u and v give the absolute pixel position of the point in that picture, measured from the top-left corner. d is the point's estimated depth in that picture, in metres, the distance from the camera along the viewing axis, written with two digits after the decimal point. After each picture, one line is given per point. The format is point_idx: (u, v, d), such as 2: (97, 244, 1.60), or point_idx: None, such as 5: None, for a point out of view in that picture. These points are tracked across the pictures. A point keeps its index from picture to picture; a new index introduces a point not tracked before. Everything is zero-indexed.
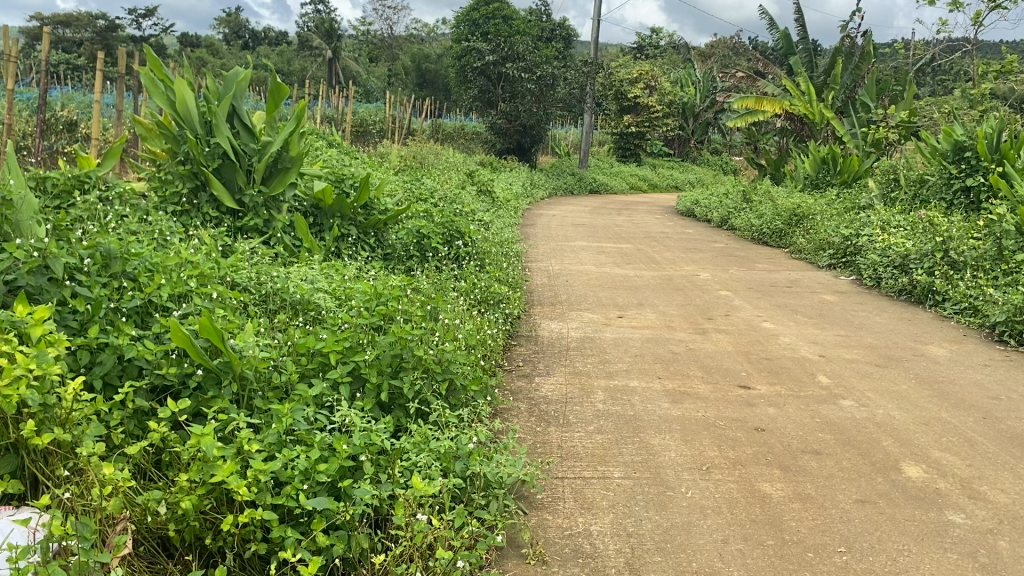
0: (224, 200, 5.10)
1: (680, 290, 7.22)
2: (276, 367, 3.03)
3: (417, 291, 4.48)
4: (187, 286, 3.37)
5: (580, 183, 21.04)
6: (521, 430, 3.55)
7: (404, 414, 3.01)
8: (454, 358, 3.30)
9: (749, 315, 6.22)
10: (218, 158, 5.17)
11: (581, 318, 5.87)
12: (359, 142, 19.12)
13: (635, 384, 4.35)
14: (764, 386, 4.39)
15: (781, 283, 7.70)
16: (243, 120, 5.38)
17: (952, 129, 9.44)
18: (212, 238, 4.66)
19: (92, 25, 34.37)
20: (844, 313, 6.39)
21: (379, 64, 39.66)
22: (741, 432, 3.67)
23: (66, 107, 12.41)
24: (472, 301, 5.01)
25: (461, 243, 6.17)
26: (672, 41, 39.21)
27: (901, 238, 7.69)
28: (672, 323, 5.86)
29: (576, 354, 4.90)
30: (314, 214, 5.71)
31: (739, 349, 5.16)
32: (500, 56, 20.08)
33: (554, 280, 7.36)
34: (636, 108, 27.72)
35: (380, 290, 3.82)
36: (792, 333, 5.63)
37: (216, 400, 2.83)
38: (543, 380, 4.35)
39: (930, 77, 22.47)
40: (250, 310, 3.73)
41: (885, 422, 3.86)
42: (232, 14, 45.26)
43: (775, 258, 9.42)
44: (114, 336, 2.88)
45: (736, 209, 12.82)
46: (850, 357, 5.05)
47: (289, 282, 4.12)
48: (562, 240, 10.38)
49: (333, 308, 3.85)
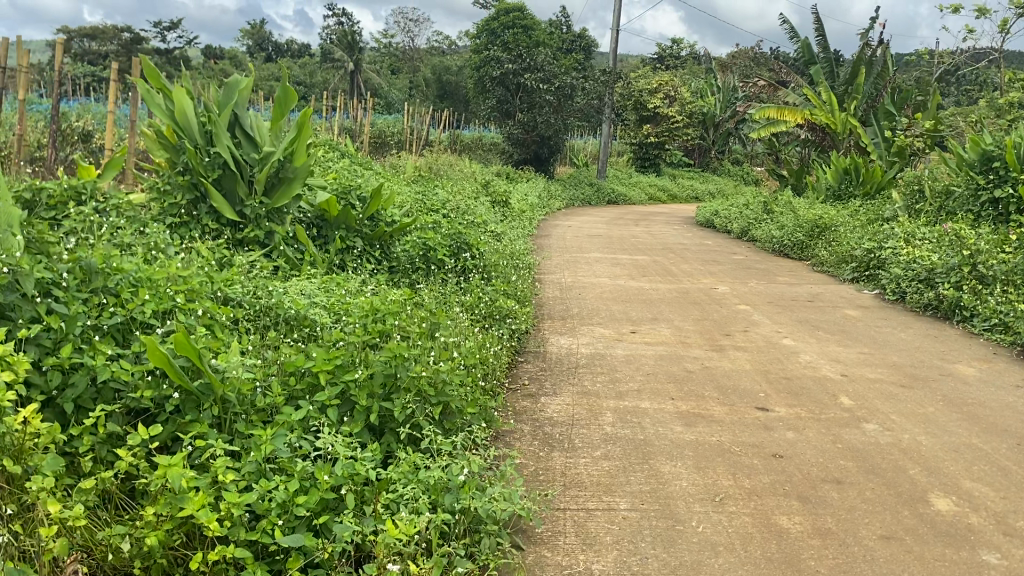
0: (223, 212, 4.94)
1: (697, 304, 7.00)
2: (260, 388, 2.86)
3: (419, 306, 4.30)
4: (172, 302, 3.21)
5: (599, 194, 20.86)
6: (523, 455, 3.36)
7: (395, 439, 2.82)
8: (450, 378, 3.10)
9: (767, 330, 5.99)
10: (218, 168, 4.99)
11: (593, 333, 5.67)
12: (376, 153, 19.06)
13: (646, 405, 4.14)
14: (783, 408, 4.17)
15: (802, 297, 7.46)
16: (244, 129, 5.21)
17: (979, 139, 9.17)
18: (209, 251, 4.52)
19: (116, 37, 34.61)
20: (867, 329, 6.15)
21: (400, 75, 39.67)
22: (758, 459, 3.46)
23: (81, 117, 12.37)
24: (474, 317, 4.81)
25: (469, 256, 5.98)
26: (692, 52, 38.93)
27: (926, 252, 7.44)
28: (688, 339, 5.64)
29: (585, 371, 4.70)
30: (319, 226, 5.55)
31: (757, 368, 4.94)
32: (520, 66, 20.03)
33: (566, 293, 7.17)
34: (655, 118, 27.46)
35: (376, 305, 3.64)
36: (812, 351, 5.40)
37: (194, 424, 2.66)
38: (549, 400, 4.15)
39: (954, 86, 22.11)
40: (240, 326, 3.57)
41: (912, 448, 3.63)
42: (254, 26, 45.48)
43: (796, 271, 9.18)
44: (89, 356, 2.72)
45: (756, 220, 12.58)
46: (873, 376, 4.82)
47: (286, 296, 3.95)
48: (576, 251, 10.19)
49: (328, 324, 3.67)
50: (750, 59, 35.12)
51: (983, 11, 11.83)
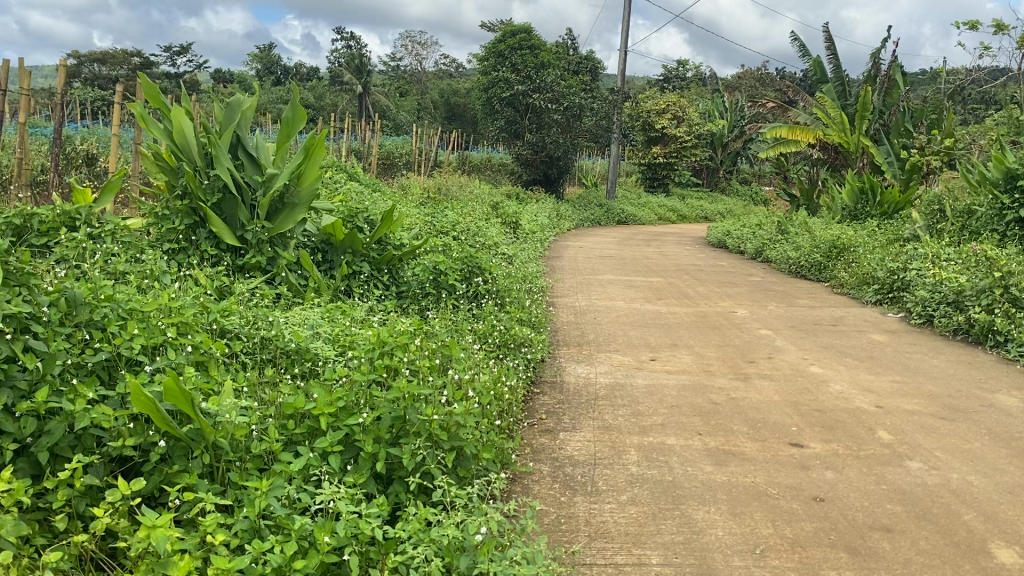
0: (224, 237, 4.69)
1: (717, 328, 6.73)
2: (256, 432, 2.62)
3: (429, 336, 4.04)
4: (163, 336, 2.99)
5: (609, 215, 20.63)
6: (543, 501, 3.09)
7: (403, 489, 2.56)
8: (465, 421, 2.81)
9: (793, 357, 5.72)
10: (218, 192, 4.74)
11: (611, 362, 5.41)
12: (384, 175, 18.92)
13: (672, 442, 3.87)
14: (818, 443, 3.90)
15: (825, 321, 7.19)
16: (247, 150, 4.97)
17: (1003, 155, 8.87)
18: (207, 278, 4.30)
19: (127, 62, 34.65)
20: (897, 356, 5.86)
21: (407, 97, 39.63)
22: (798, 503, 3.19)
23: (85, 140, 12.22)
24: (483, 347, 4.51)
25: (481, 280, 5.70)
26: (699, 72, 38.90)
27: (953, 273, 7.15)
28: (710, 367, 5.37)
29: (605, 404, 4.43)
30: (324, 250, 5.31)
31: (786, 399, 4.67)
32: (528, 87, 19.87)
33: (581, 317, 6.91)
34: (664, 138, 27.23)
35: (383, 337, 3.38)
36: (843, 380, 5.12)
37: (183, 474, 2.42)
38: (569, 437, 3.89)
39: (963, 105, 21.90)
40: (236, 364, 3.32)
41: (963, 491, 3.35)
42: (261, 48, 45.49)
43: (816, 293, 8.91)
44: (69, 399, 2.48)
45: (771, 240, 12.30)
46: (910, 408, 4.54)
47: (287, 329, 3.70)
48: (589, 273, 9.94)
49: (333, 358, 3.42)
50: (756, 79, 34.95)
51: (1001, 26, 11.57)
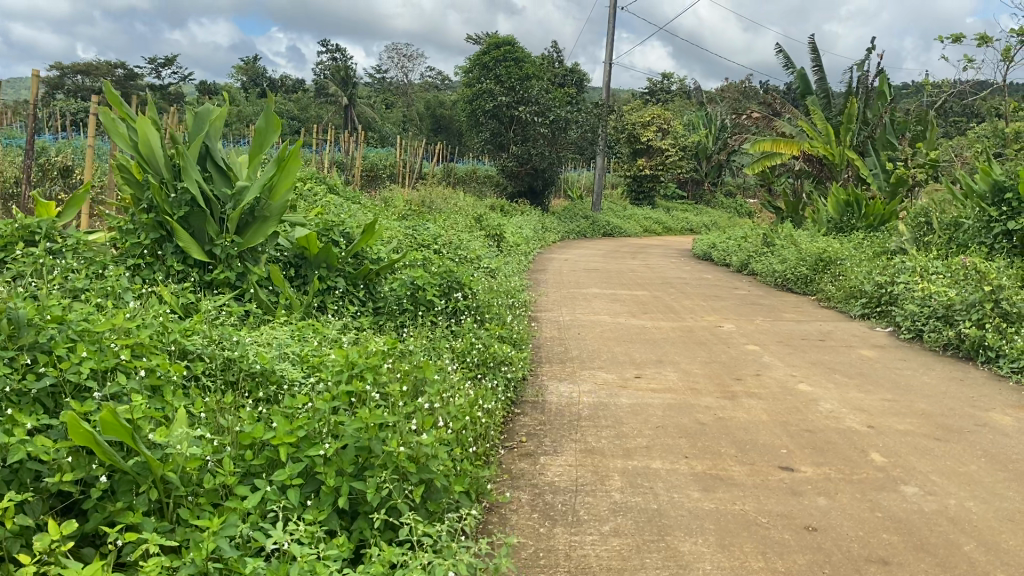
0: (191, 252, 4.48)
1: (703, 344, 6.57)
2: (209, 465, 2.45)
3: (403, 356, 3.87)
4: (116, 359, 2.80)
5: (594, 227, 20.52)
6: (520, 534, 2.92)
7: (368, 526, 2.40)
8: (436, 450, 2.65)
9: (781, 374, 5.56)
10: (185, 205, 4.54)
11: (595, 379, 5.23)
12: (368, 186, 18.73)
13: (658, 466, 3.71)
14: (808, 467, 3.74)
15: (813, 336, 7.05)
16: (216, 162, 4.79)
17: (991, 168, 8.78)
18: (172, 295, 4.13)
19: (109, 74, 34.29)
20: (887, 373, 5.71)
21: (392, 109, 39.49)
22: (790, 533, 3.03)
23: (61, 152, 11.97)
24: (459, 367, 4.32)
25: (460, 296, 5.52)
26: (683, 85, 38.97)
27: (942, 286, 7.03)
28: (696, 384, 5.21)
29: (587, 425, 4.26)
30: (297, 265, 5.14)
31: (775, 419, 4.51)
32: (513, 99, 19.75)
33: (565, 333, 6.74)
34: (649, 151, 27.18)
35: (352, 358, 3.21)
36: (832, 398, 4.96)
37: (128, 512, 2.25)
38: (550, 461, 3.72)
39: (945, 118, 21.95)
40: (196, 388, 3.14)
41: (962, 518, 3.20)
42: (246, 61, 45.35)
43: (803, 307, 8.78)
44: (4, 432, 2.30)
45: (757, 253, 12.19)
46: (903, 428, 4.39)
47: (252, 349, 3.53)
48: (573, 287, 9.77)
49: (299, 381, 3.25)
50: (739, 91, 35.02)
51: (986, 38, 11.51)
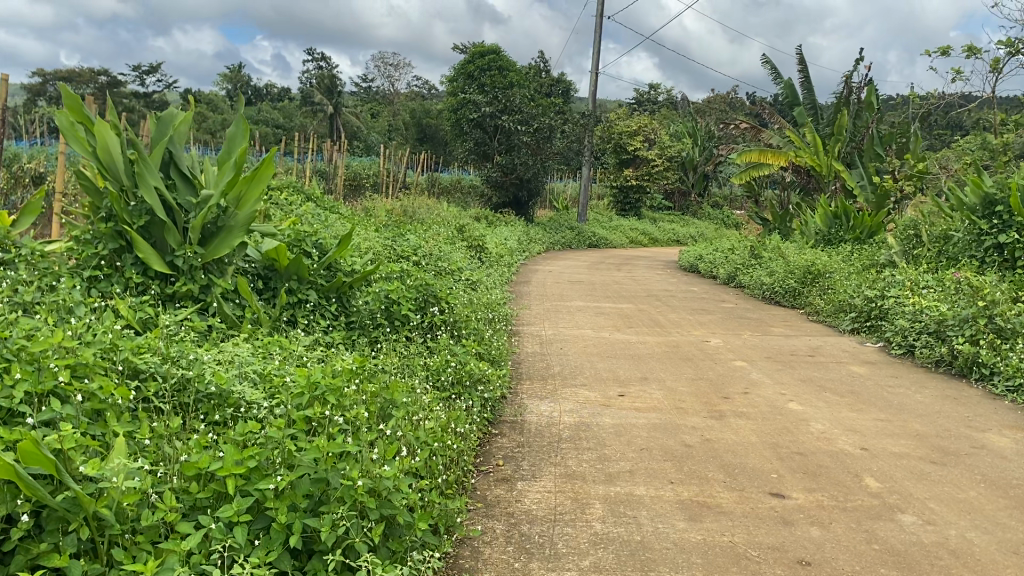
0: (151, 264, 4.26)
1: (689, 360, 6.39)
2: (150, 499, 2.22)
3: (373, 375, 3.67)
4: (53, 381, 2.58)
5: (580, 238, 20.39)
6: (493, 570, 2.71)
7: (323, 568, 2.19)
8: (399, 484, 2.44)
9: (770, 393, 5.37)
10: (145, 214, 4.34)
11: (577, 398, 5.03)
12: (352, 195, 18.53)
13: (642, 493, 3.50)
14: (800, 493, 3.56)
15: (802, 352, 6.87)
16: (180, 169, 4.59)
17: (981, 180, 8.66)
18: (129, 310, 3.91)
19: (93, 81, 33.92)
20: (878, 391, 5.53)
21: (379, 118, 39.34)
22: (782, 568, 2.83)
23: (35, 159, 11.70)
24: (432, 388, 4.10)
25: (437, 310, 5.31)
26: (670, 96, 38.94)
27: (934, 301, 6.87)
28: (682, 403, 5.01)
29: (569, 447, 4.05)
30: (267, 277, 4.94)
31: (764, 440, 4.31)
32: (497, 108, 19.64)
33: (546, 348, 6.55)
34: (635, 162, 27.11)
35: (314, 379, 3.00)
36: (823, 418, 4.77)
37: (53, 554, 2.01)
38: (528, 487, 3.52)
39: (930, 130, 21.98)
40: (146, 412, 2.91)
41: (964, 551, 3.01)
42: (232, 71, 45.23)
43: (791, 320, 8.62)
44: None
45: (744, 265, 12.03)
46: (898, 450, 4.21)
47: (210, 369, 3.31)
48: (556, 299, 9.57)
49: (258, 404, 3.03)
50: (726, 102, 35.02)
51: (974, 50, 11.40)
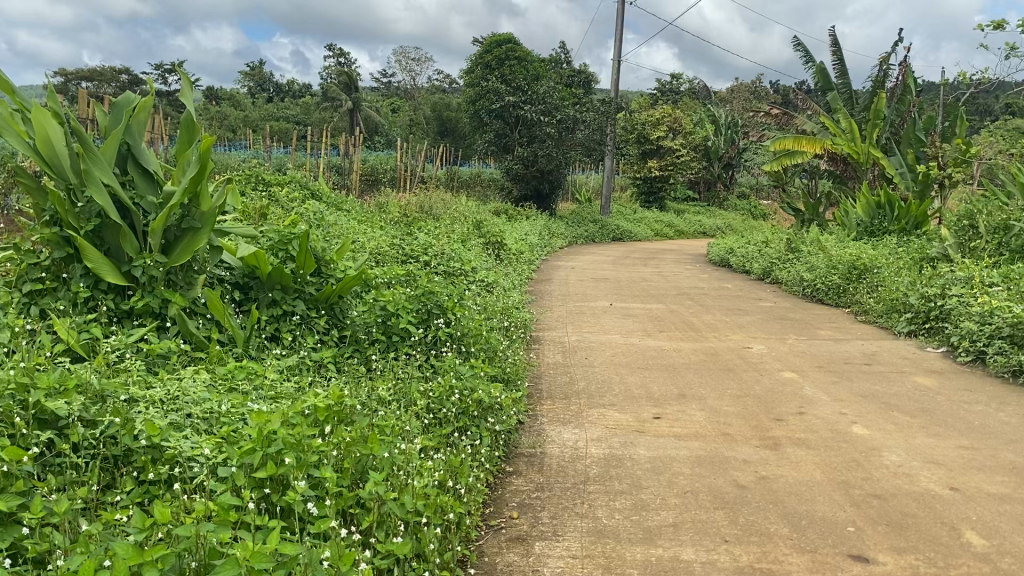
0: (103, 275, 3.60)
1: (730, 371, 5.66)
2: None
3: (355, 411, 3.01)
4: None
5: (604, 232, 19.64)
6: None
7: None
8: None
9: (829, 413, 4.63)
10: (96, 216, 3.69)
11: (606, 422, 4.32)
12: (368, 190, 17.90)
13: (690, 557, 2.81)
14: (888, 556, 2.84)
15: (857, 360, 6.12)
16: (139, 165, 3.96)
17: None
18: (70, 332, 3.27)
19: (116, 79, 33.45)
20: (953, 409, 4.77)
21: (398, 113, 38.61)
22: None
23: None
24: (431, 425, 3.44)
25: (443, 322, 4.59)
26: (694, 84, 37.97)
27: (1006, 301, 6.09)
28: (729, 428, 4.28)
29: (597, 491, 3.35)
30: (246, 286, 4.31)
31: (832, 478, 3.59)
32: (519, 98, 18.74)
33: (569, 359, 5.84)
34: (659, 151, 26.27)
35: (271, 431, 2.35)
36: (898, 447, 4.03)
37: None
38: (548, 548, 2.85)
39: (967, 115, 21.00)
40: (54, 477, 2.27)
41: None
42: (254, 67, 44.86)
43: (838, 322, 7.83)
44: None
45: (780, 259, 11.26)
46: (995, 490, 3.48)
47: (151, 410, 2.67)
48: (580, 300, 8.87)
49: (200, 462, 2.37)
50: (750, 91, 33.94)
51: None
